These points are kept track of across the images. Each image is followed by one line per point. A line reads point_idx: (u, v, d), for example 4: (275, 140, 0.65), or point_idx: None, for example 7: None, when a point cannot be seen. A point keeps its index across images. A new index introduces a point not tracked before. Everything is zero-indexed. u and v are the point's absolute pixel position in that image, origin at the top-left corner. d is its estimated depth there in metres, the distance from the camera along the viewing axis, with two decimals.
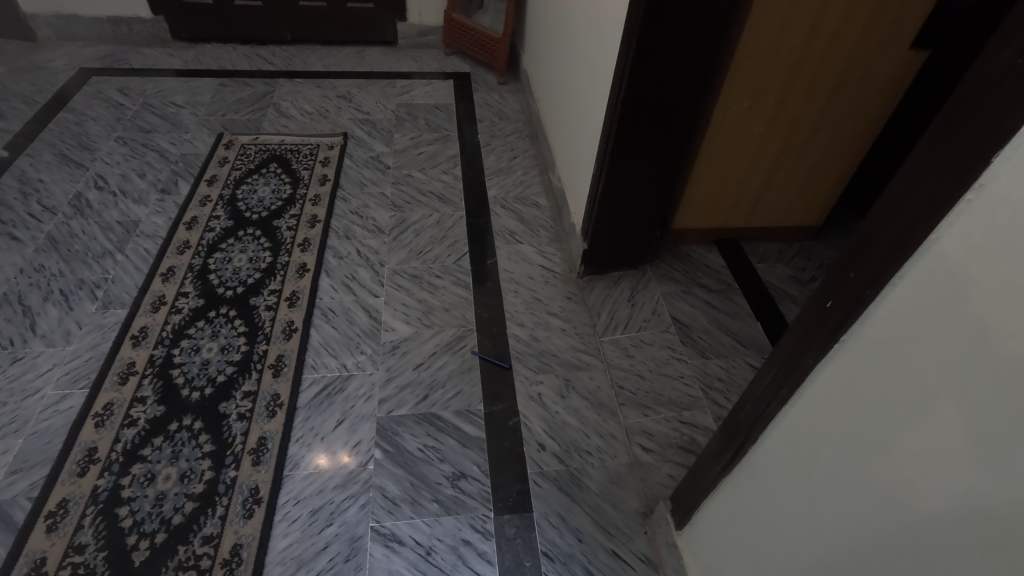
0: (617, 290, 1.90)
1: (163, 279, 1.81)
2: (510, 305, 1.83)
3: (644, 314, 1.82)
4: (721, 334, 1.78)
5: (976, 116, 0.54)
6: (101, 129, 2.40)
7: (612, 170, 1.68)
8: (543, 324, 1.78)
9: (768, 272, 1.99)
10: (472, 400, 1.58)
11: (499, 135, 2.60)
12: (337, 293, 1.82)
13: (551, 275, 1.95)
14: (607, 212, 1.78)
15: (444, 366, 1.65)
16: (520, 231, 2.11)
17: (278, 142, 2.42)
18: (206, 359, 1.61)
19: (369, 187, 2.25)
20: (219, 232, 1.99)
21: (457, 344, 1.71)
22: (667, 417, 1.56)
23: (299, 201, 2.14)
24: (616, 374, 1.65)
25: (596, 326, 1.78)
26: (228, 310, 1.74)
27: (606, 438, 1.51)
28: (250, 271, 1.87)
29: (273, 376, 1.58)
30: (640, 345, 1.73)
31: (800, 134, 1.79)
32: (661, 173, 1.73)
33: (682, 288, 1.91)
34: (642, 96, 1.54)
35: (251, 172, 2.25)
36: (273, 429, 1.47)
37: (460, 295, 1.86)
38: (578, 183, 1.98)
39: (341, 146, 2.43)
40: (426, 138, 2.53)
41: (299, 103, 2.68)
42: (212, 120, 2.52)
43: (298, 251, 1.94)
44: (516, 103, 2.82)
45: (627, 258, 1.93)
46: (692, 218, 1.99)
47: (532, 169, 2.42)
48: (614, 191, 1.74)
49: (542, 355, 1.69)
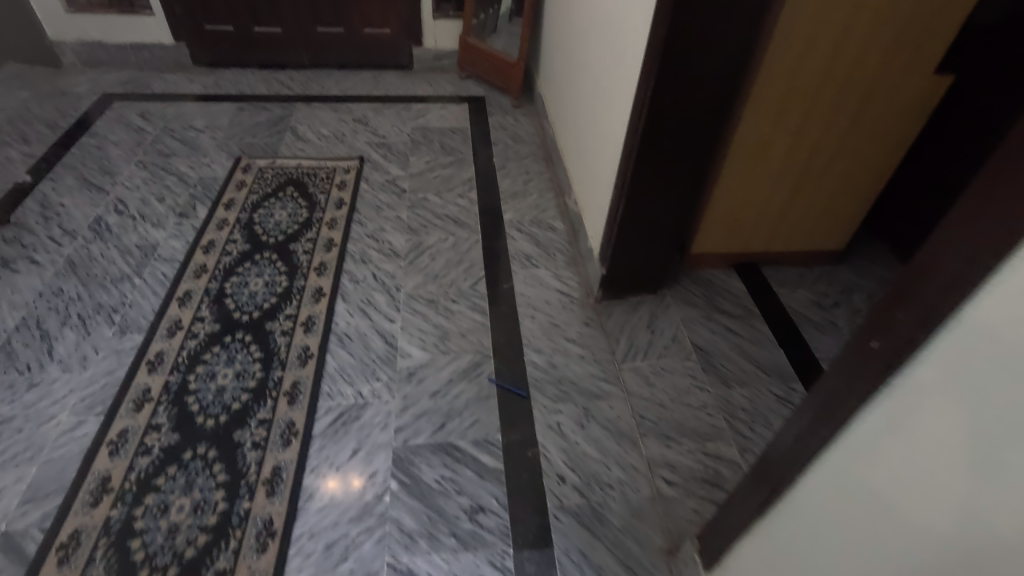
0: (636, 316, 1.86)
1: (179, 303, 1.81)
2: (527, 330, 1.81)
3: (664, 341, 1.78)
4: (744, 362, 1.73)
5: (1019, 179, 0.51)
6: (122, 154, 2.43)
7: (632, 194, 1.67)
8: (560, 350, 1.75)
9: (789, 297, 1.95)
10: (490, 429, 1.54)
11: (514, 158, 2.60)
12: (352, 317, 1.81)
13: (568, 300, 1.92)
14: (625, 236, 1.77)
15: (461, 394, 1.62)
16: (536, 256, 2.09)
17: (295, 165, 2.43)
18: (221, 386, 1.59)
19: (384, 211, 2.25)
20: (235, 256, 1.99)
21: (474, 371, 1.69)
22: (690, 449, 1.51)
23: (315, 225, 2.15)
24: (637, 403, 1.61)
25: (615, 353, 1.75)
26: (244, 335, 1.73)
27: (627, 471, 1.47)
28: (266, 295, 1.86)
29: (288, 404, 1.56)
30: (660, 373, 1.69)
31: (821, 159, 1.77)
32: (681, 198, 1.71)
33: (703, 314, 1.87)
34: (662, 122, 1.53)
35: (268, 196, 2.26)
36: (288, 458, 1.45)
37: (477, 320, 1.84)
38: (595, 206, 1.97)
39: (357, 170, 2.44)
40: (441, 161, 2.54)
41: (316, 127, 2.70)
42: (230, 144, 2.54)
43: (314, 275, 1.94)
44: (530, 126, 2.83)
45: (645, 282, 1.90)
46: (711, 243, 1.97)
47: (548, 192, 2.41)
48: (633, 215, 1.72)
49: (560, 384, 1.66)
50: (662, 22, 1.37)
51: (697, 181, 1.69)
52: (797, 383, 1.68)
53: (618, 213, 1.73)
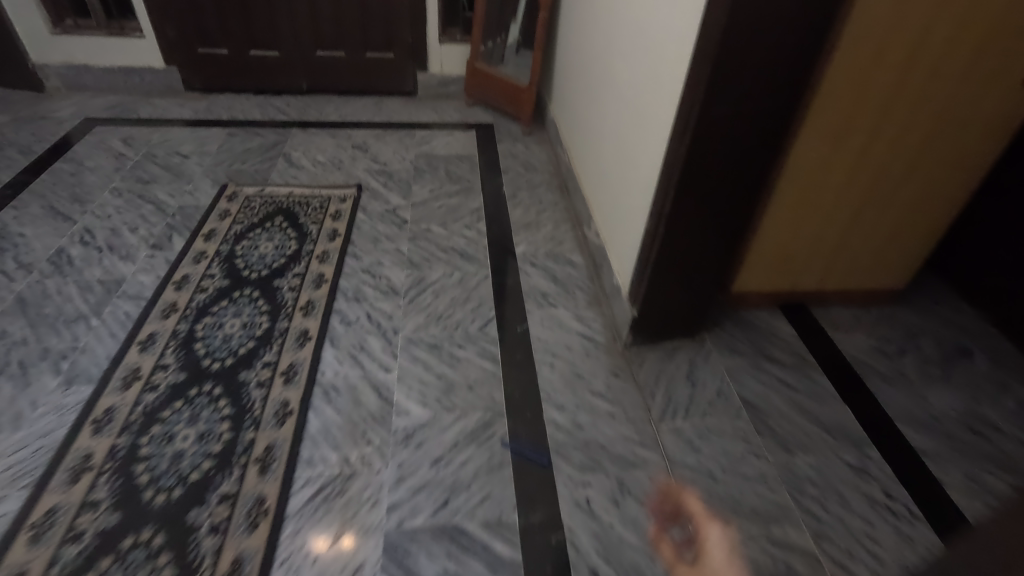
0: (672, 365, 1.60)
1: (141, 348, 1.55)
2: (546, 381, 1.55)
3: (708, 395, 1.51)
4: (804, 422, 1.45)
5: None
6: (98, 180, 2.22)
7: (670, 223, 1.44)
8: (586, 406, 1.48)
9: (847, 341, 1.69)
10: (504, 508, 1.27)
11: (526, 187, 2.38)
12: (342, 366, 1.56)
13: (592, 345, 1.66)
14: (662, 269, 1.53)
15: (469, 462, 1.35)
16: (554, 293, 1.85)
17: (286, 193, 2.22)
18: (179, 451, 1.32)
19: (383, 243, 2.02)
20: (211, 294, 1.75)
21: (483, 431, 1.41)
22: (752, 534, 1.23)
23: (304, 259, 1.91)
24: (681, 475, 1.33)
25: (651, 411, 1.48)
26: (213, 387, 1.47)
27: (674, 564, 1.19)
28: (243, 339, 1.61)
29: (258, 473, 1.29)
30: (707, 436, 1.41)
31: (884, 184, 1.54)
32: (728, 225, 1.48)
33: (751, 363, 1.60)
34: (711, 141, 1.31)
35: (254, 227, 2.03)
36: (253, 547, 1.17)
37: (488, 370, 1.57)
38: (622, 237, 1.74)
39: (354, 198, 2.22)
40: (446, 190, 2.33)
41: (312, 153, 2.50)
42: (217, 170, 2.34)
43: (299, 316, 1.69)
44: (543, 153, 2.63)
45: (682, 323, 1.65)
46: (756, 278, 1.72)
47: (564, 223, 2.18)
48: (673, 245, 1.48)
49: (588, 449, 1.38)
50: (716, 22, 1.15)
51: (748, 207, 1.45)
52: (871, 447, 1.40)
53: (656, 243, 1.49)
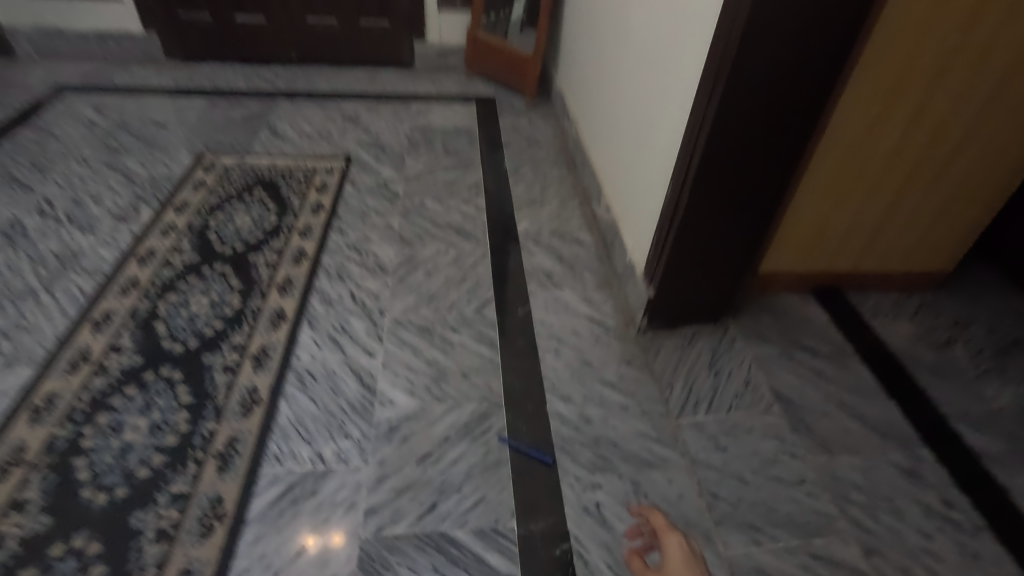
0: (693, 353, 1.42)
1: (94, 327, 1.38)
2: (550, 369, 1.37)
3: (734, 387, 1.33)
4: (844, 418, 1.27)
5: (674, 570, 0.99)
6: (63, 149, 2.04)
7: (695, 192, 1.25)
8: (595, 397, 1.31)
9: (887, 329, 1.51)
10: (501, 514, 1.09)
11: (529, 162, 2.20)
12: (320, 350, 1.38)
13: (602, 330, 1.49)
14: (684, 244, 1.34)
15: (461, 459, 1.17)
16: (559, 274, 1.67)
17: (268, 165, 2.04)
18: (128, 444, 1.14)
19: (371, 218, 1.84)
20: (178, 270, 1.57)
21: (478, 425, 1.24)
22: (790, 547, 1.05)
23: (284, 233, 1.73)
24: (705, 477, 1.16)
25: (669, 403, 1.30)
26: (172, 371, 1.29)
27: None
28: (210, 319, 1.43)
29: (217, 471, 1.11)
30: (734, 433, 1.24)
31: (938, 153, 1.36)
32: (761, 195, 1.29)
33: (781, 352, 1.42)
34: (747, 95, 1.12)
35: (230, 199, 1.85)
36: (205, 557, 0.99)
37: (484, 356, 1.40)
38: (637, 211, 1.55)
39: (342, 170, 2.04)
40: (443, 163, 2.14)
41: (298, 124, 2.32)
42: (194, 140, 2.16)
43: (275, 294, 1.52)
44: (548, 127, 2.44)
45: (704, 306, 1.46)
46: (786, 258, 1.54)
47: (570, 199, 1.99)
48: (697, 216, 1.30)
49: (598, 446, 1.21)
50: None
51: (787, 174, 1.26)
52: (921, 448, 1.22)
53: (678, 213, 1.30)
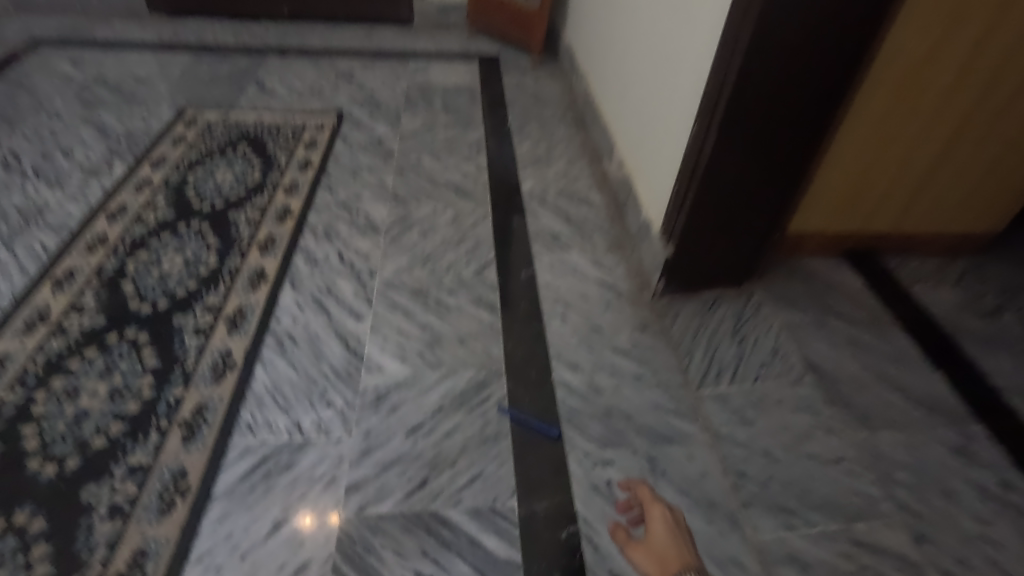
0: (714, 320, 1.28)
1: (55, 285, 1.26)
2: (556, 336, 1.24)
3: (761, 356, 1.20)
4: (885, 390, 1.14)
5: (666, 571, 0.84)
6: (35, 102, 1.90)
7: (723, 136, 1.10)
8: (606, 366, 1.18)
9: (928, 296, 1.37)
10: (500, 492, 0.97)
11: (535, 120, 2.04)
12: (302, 312, 1.25)
13: (613, 294, 1.35)
14: (707, 196, 1.19)
15: (455, 431, 1.05)
16: (567, 235, 1.53)
17: (254, 120, 1.89)
18: (84, 411, 1.03)
19: (363, 176, 1.69)
20: (150, 226, 1.44)
21: (476, 394, 1.11)
22: (829, 531, 0.92)
23: (268, 190, 1.59)
24: (730, 453, 1.03)
25: (688, 373, 1.17)
26: (137, 333, 1.17)
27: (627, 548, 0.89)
28: (183, 279, 1.30)
29: (182, 441, 0.99)
30: (762, 406, 1.10)
31: (996, 97, 1.21)
32: (797, 140, 1.14)
33: (812, 319, 1.28)
34: (788, 19, 0.96)
35: (211, 154, 1.71)
36: (164, 536, 0.88)
37: (484, 320, 1.27)
38: (653, 163, 1.40)
39: (334, 127, 1.90)
40: (442, 121, 1.99)
41: (288, 81, 2.17)
42: (176, 95, 2.01)
43: (256, 253, 1.39)
44: (555, 85, 2.28)
45: (727, 268, 1.32)
46: (817, 217, 1.39)
47: (579, 158, 1.84)
48: (723, 163, 1.15)
49: (609, 419, 1.08)
50: None
51: (828, 115, 1.11)
52: (973, 424, 1.09)
53: (701, 160, 1.15)
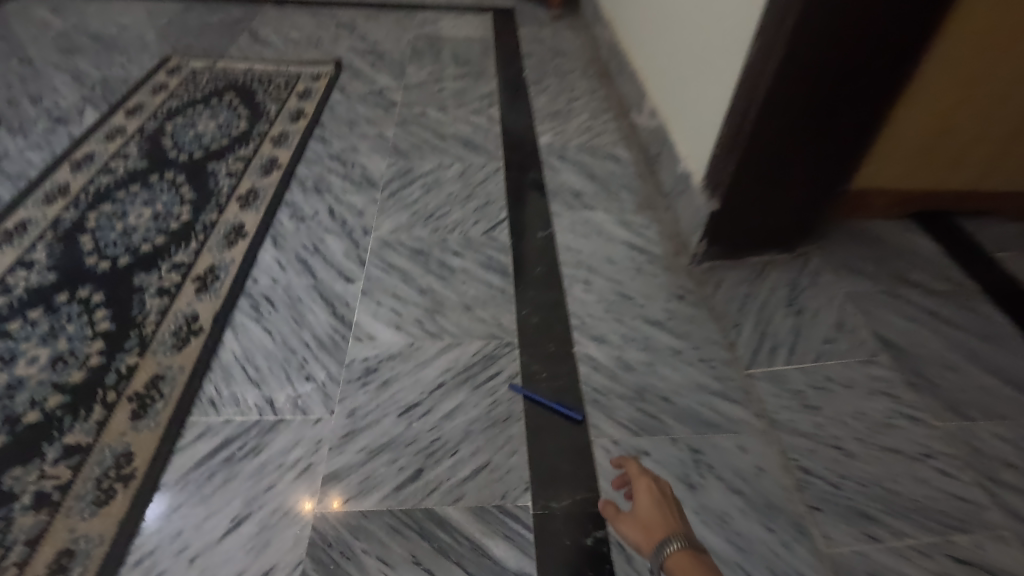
0: (766, 287, 1.09)
1: (3, 238, 1.10)
2: (578, 303, 1.05)
3: (824, 329, 1.00)
4: (977, 373, 0.94)
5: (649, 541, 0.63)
6: (7, 48, 1.73)
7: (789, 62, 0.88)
8: (638, 339, 0.99)
9: (1016, 265, 1.16)
10: (510, 487, 0.79)
11: (554, 73, 1.84)
12: (283, 272, 1.08)
13: (645, 258, 1.16)
14: (763, 139, 0.98)
15: (458, 412, 0.87)
16: (590, 192, 1.33)
17: (243, 69, 1.71)
18: (18, 380, 0.87)
19: (361, 128, 1.51)
20: (118, 176, 1.27)
21: (483, 369, 0.93)
22: (920, 543, 0.74)
23: (254, 140, 1.42)
24: (791, 444, 0.85)
25: (736, 350, 0.98)
26: (91, 292, 1.01)
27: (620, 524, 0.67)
28: (149, 233, 1.13)
29: (130, 417, 0.83)
30: (828, 388, 0.91)
31: None
32: (877, 70, 0.92)
33: (883, 288, 1.08)
34: None
35: (193, 103, 1.54)
36: (100, 533, 0.72)
37: (493, 285, 1.08)
38: (690, 105, 1.19)
39: (331, 77, 1.71)
40: (451, 73, 1.80)
41: (284, 30, 1.98)
42: (160, 44, 1.83)
43: (234, 207, 1.21)
44: (577, 38, 2.06)
45: (780, 229, 1.11)
46: (887, 172, 1.16)
47: (603, 112, 1.64)
48: (786, 97, 0.93)
49: (642, 401, 0.90)
50: None
51: (922, 36, 0.88)
52: None
53: (761, 92, 0.93)
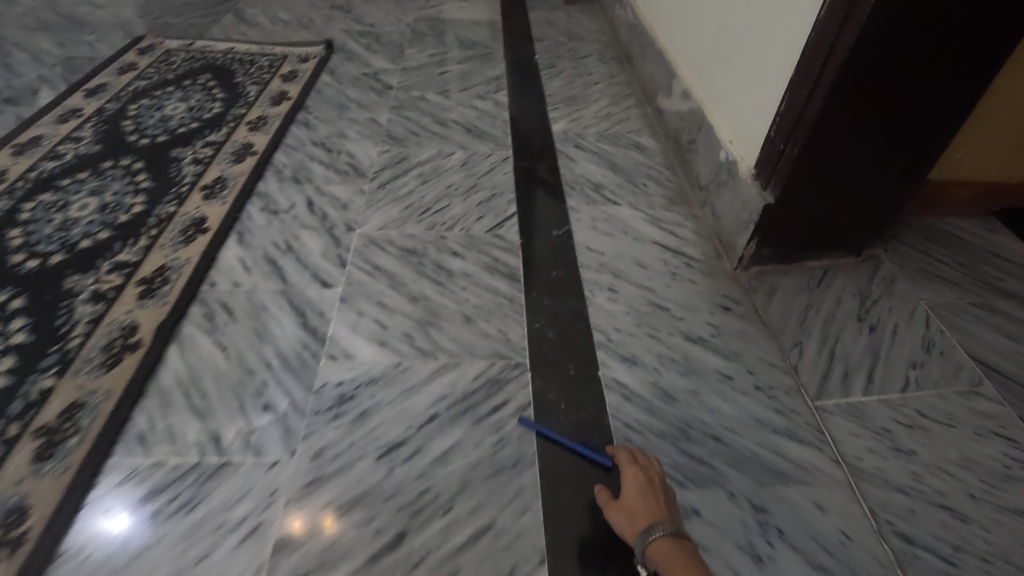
0: (830, 297, 0.89)
1: None
2: (603, 315, 0.86)
3: (909, 351, 0.81)
4: None
5: (635, 539, 0.58)
6: None
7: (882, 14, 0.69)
8: (679, 361, 0.80)
9: None
10: (520, 559, 0.61)
11: (568, 56, 1.65)
12: (247, 275, 0.90)
13: (681, 261, 0.97)
14: (834, 119, 0.78)
15: (453, 454, 0.69)
16: (613, 184, 1.15)
17: (224, 49, 1.54)
18: None
19: (350, 112, 1.33)
20: (65, 161, 1.10)
21: (485, 397, 0.75)
22: None
23: (228, 125, 1.24)
24: (883, 503, 0.66)
25: (801, 376, 0.79)
26: (9, 297, 0.83)
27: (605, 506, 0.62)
28: (92, 227, 0.96)
29: (34, 459, 0.65)
30: (922, 427, 0.73)
31: None
32: (989, 34, 0.71)
33: (973, 300, 0.89)
34: None
35: (163, 84, 1.36)
36: None
37: (500, 292, 0.90)
38: (737, 80, 0.99)
39: (321, 58, 1.53)
40: (455, 55, 1.62)
41: (273, 10, 1.81)
42: (136, 23, 1.66)
43: (197, 198, 1.04)
44: (593, 22, 1.88)
45: (843, 230, 0.92)
46: (969, 160, 0.96)
47: (625, 97, 1.46)
48: (875, 62, 0.73)
49: (688, 441, 0.71)
50: None
51: None
52: None
53: (835, 60, 0.74)
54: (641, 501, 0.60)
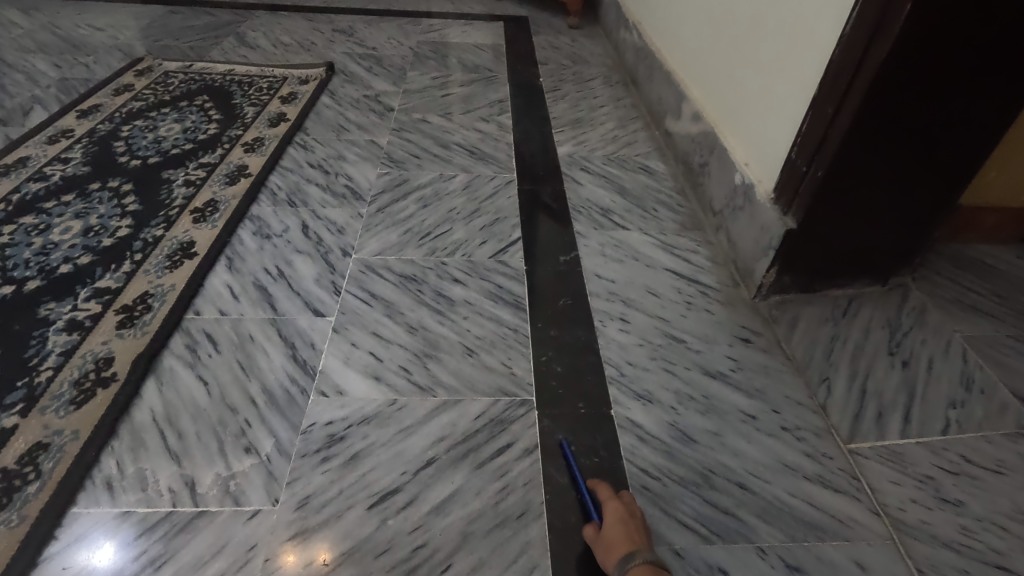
0: (857, 328, 0.84)
1: None
2: (614, 348, 0.81)
3: (946, 388, 0.75)
4: None
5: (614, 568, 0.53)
6: None
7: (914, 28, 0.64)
8: (697, 398, 0.74)
9: None
10: None
11: (572, 80, 1.63)
12: (235, 303, 0.84)
13: (696, 288, 0.92)
14: (863, 138, 0.73)
15: (452, 503, 0.62)
16: (622, 209, 1.10)
17: (223, 71, 1.51)
18: None
19: (350, 134, 1.30)
20: (51, 183, 1.05)
21: (488, 439, 0.68)
22: None
23: (223, 146, 1.20)
24: (932, 562, 0.59)
25: (831, 416, 0.73)
26: None
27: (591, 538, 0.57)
28: (74, 251, 0.91)
29: None
30: (968, 474, 0.66)
31: None
32: None
33: (1010, 333, 0.83)
34: None
35: (159, 105, 1.33)
36: None
37: (503, 321, 0.84)
38: (753, 101, 0.95)
39: (321, 80, 1.51)
40: (458, 78, 1.59)
41: (275, 33, 1.79)
42: (135, 45, 1.65)
43: (186, 221, 0.99)
44: (597, 46, 1.86)
45: (870, 256, 0.86)
46: (1002, 180, 0.92)
47: (631, 120, 1.42)
48: (908, 78, 0.69)
49: (711, 488, 0.64)
50: None
51: None
52: None
53: (864, 77, 0.69)
54: (621, 530, 0.56)
